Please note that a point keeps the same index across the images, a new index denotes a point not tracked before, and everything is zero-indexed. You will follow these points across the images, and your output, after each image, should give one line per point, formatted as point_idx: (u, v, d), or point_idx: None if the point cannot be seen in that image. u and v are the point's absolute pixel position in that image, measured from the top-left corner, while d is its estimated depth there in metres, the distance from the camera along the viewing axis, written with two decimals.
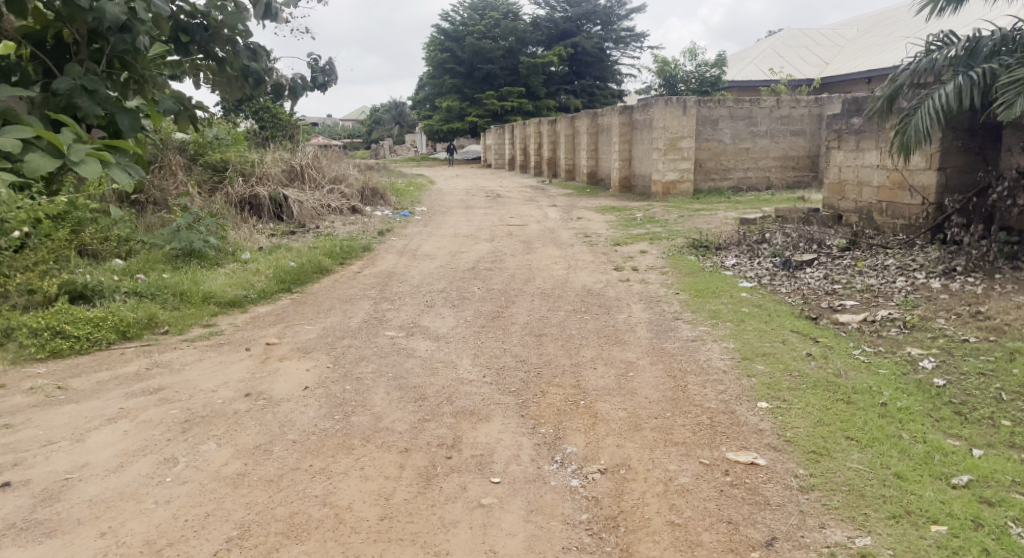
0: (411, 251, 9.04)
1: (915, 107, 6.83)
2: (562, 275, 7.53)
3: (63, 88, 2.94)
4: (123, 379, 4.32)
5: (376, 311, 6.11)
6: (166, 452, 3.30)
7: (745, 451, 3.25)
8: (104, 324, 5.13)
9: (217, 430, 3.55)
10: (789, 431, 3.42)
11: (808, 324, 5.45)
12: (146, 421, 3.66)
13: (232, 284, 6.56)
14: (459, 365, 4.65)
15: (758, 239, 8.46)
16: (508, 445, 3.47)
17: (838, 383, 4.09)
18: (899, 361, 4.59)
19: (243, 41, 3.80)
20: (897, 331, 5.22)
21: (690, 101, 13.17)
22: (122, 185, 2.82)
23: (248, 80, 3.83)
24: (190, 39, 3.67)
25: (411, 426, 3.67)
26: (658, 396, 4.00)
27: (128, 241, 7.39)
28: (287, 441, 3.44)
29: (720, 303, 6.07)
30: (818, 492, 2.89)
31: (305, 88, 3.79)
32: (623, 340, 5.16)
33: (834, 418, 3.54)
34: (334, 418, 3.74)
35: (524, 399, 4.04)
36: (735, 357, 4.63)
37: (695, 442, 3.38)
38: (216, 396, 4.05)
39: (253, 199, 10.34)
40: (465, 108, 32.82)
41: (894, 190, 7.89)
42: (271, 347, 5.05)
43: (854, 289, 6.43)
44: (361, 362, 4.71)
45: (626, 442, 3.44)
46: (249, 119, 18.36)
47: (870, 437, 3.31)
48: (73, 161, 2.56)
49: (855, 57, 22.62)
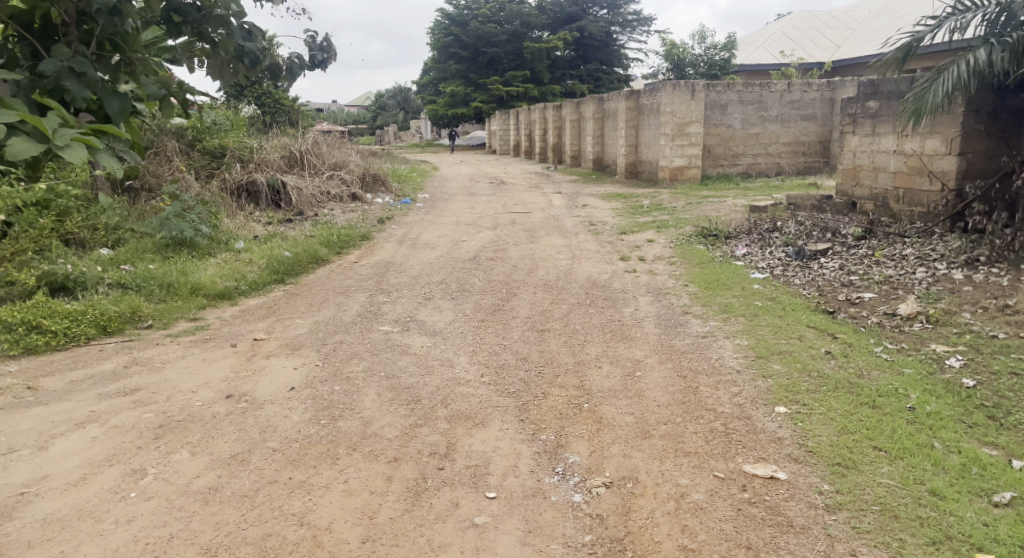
0: (411, 240, 8.76)
1: (937, 74, 6.56)
2: (567, 265, 7.24)
3: (51, 69, 4.14)
4: (98, 379, 4.07)
5: (371, 304, 5.84)
6: (134, 462, 3.05)
7: (763, 463, 2.98)
8: (83, 318, 4.88)
9: (192, 437, 3.30)
10: (811, 440, 3.14)
11: (825, 318, 5.16)
12: (118, 425, 3.41)
13: (222, 275, 6.29)
14: (456, 364, 4.38)
15: (770, 228, 8.15)
16: (505, 454, 3.20)
17: (861, 385, 3.80)
18: (925, 360, 4.30)
19: (237, 22, 4.55)
20: (920, 326, 4.92)
21: (699, 85, 12.77)
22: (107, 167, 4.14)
23: (244, 60, 4.66)
24: (182, 19, 4.49)
25: (402, 432, 3.41)
26: (667, 399, 3.72)
27: (116, 230, 7.08)
28: (267, 450, 3.18)
29: (731, 296, 5.78)
30: (847, 512, 2.62)
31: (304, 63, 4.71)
32: (629, 335, 4.88)
33: (859, 426, 3.26)
34: (320, 423, 3.48)
35: (523, 401, 3.78)
36: (750, 356, 4.34)
37: (709, 452, 3.11)
38: (195, 398, 3.79)
39: (250, 185, 10.06)
40: (470, 94, 32.22)
41: (912, 176, 7.56)
42: (259, 343, 4.79)
43: (871, 280, 6.12)
44: (352, 360, 4.44)
45: (633, 451, 3.18)
46: (250, 104, 18.08)
47: (901, 447, 3.04)
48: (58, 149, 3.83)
49: (865, 42, 22.12)
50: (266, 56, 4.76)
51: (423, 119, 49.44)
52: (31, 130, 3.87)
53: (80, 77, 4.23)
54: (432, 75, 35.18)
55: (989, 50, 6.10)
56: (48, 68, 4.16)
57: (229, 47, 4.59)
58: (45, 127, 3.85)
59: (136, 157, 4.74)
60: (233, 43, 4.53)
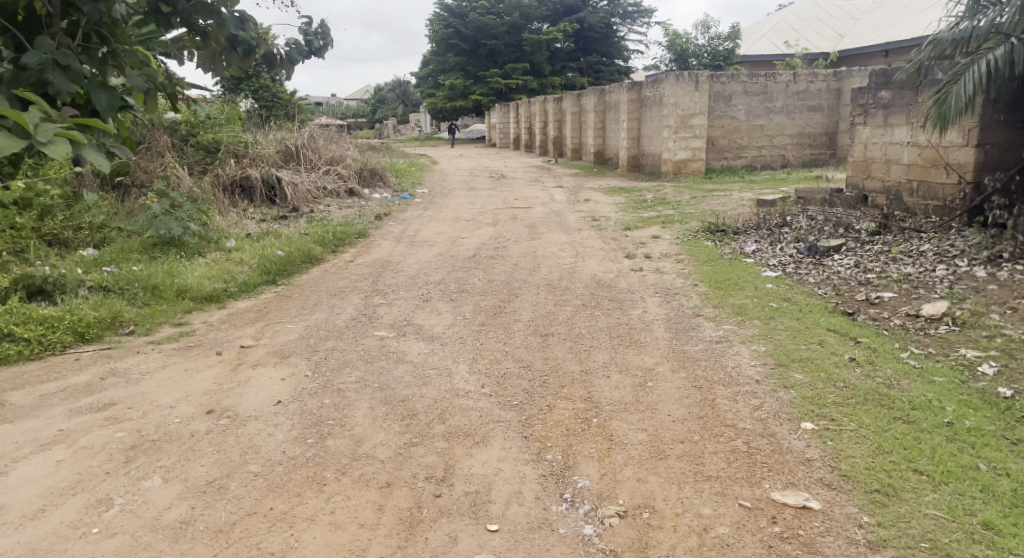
0: (408, 237, 8.48)
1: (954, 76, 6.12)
2: (571, 264, 6.97)
3: (34, 62, 2.88)
4: (71, 392, 3.79)
5: (366, 306, 5.57)
6: (100, 490, 2.77)
7: (793, 490, 2.72)
8: (59, 324, 4.59)
9: (166, 460, 3.02)
10: (843, 463, 2.87)
11: (844, 320, 4.88)
12: (86, 447, 3.13)
13: (210, 276, 6.01)
14: (455, 373, 4.09)
15: (780, 223, 7.86)
16: (507, 478, 2.93)
17: (890, 396, 3.51)
18: (955, 366, 4.02)
19: (228, 9, 3.55)
20: (946, 328, 4.65)
21: (703, 76, 12.44)
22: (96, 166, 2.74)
23: (237, 50, 3.74)
24: (172, 9, 3.43)
25: (395, 452, 3.13)
26: (683, 414, 3.44)
27: (103, 230, 6.81)
28: (247, 475, 2.91)
29: (743, 296, 5.49)
30: (892, 551, 2.38)
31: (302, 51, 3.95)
32: (638, 341, 4.60)
33: (894, 444, 2.99)
34: (307, 443, 3.20)
35: (527, 416, 3.49)
36: (768, 363, 4.05)
37: (731, 477, 2.84)
38: (173, 414, 3.51)
39: (244, 181, 9.77)
40: (469, 87, 31.79)
41: (927, 168, 7.26)
42: (246, 351, 4.51)
43: (889, 278, 5.84)
44: (345, 369, 4.16)
45: (648, 475, 2.90)
46: (247, 97, 17.72)
47: (945, 471, 2.77)
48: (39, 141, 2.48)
49: (870, 31, 21.80)
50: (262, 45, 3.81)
51: (422, 113, 49.02)
52: (9, 124, 2.49)
53: (66, 70, 2.97)
54: (431, 67, 34.73)
55: (1010, 48, 5.83)
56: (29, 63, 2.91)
57: (220, 38, 3.64)
58: (26, 119, 2.46)
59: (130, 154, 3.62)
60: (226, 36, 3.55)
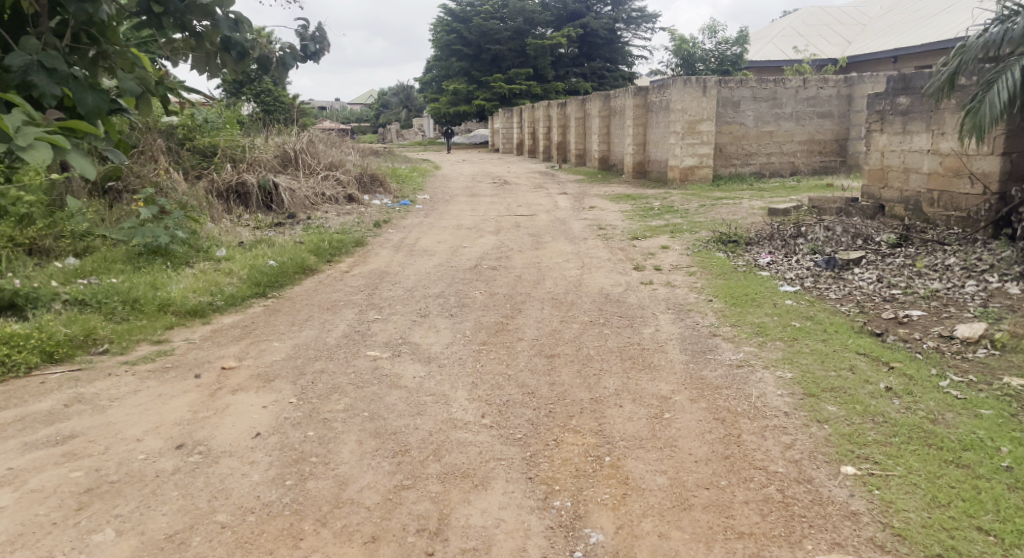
0: (407, 246, 8.13)
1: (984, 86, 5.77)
2: (576, 276, 6.62)
3: (18, 64, 2.99)
4: (29, 422, 3.44)
5: (359, 322, 5.20)
6: (43, 547, 2.46)
7: (841, 552, 2.39)
8: (25, 344, 4.24)
9: (124, 507, 2.67)
10: (896, 519, 2.53)
11: (874, 342, 4.50)
12: (36, 491, 2.79)
13: (196, 288, 5.65)
14: (452, 401, 3.73)
15: (796, 232, 7.48)
16: (510, 531, 2.58)
17: (936, 433, 3.14)
18: (1001, 397, 3.63)
19: (223, 10, 3.58)
20: (985, 352, 4.27)
21: (711, 81, 12.02)
22: (84, 168, 2.81)
23: (230, 51, 3.80)
24: (164, 10, 3.45)
25: (383, 498, 2.78)
26: (705, 453, 3.07)
27: (86, 237, 6.47)
28: (213, 526, 2.57)
29: (763, 314, 5.12)
30: None
31: (297, 56, 3.97)
32: (652, 364, 4.24)
33: (952, 495, 2.63)
34: (284, 485, 2.85)
35: (532, 453, 3.13)
36: (797, 394, 3.67)
37: (768, 535, 2.49)
38: (139, 449, 3.15)
39: (240, 186, 9.44)
40: (472, 92, 31.45)
41: (949, 177, 6.90)
42: (227, 374, 4.15)
43: (916, 294, 5.47)
44: (332, 396, 3.80)
45: (670, 530, 2.55)
46: (246, 100, 17.39)
47: (1015, 530, 2.43)
48: (19, 146, 2.54)
49: (879, 37, 21.51)
50: (255, 46, 3.87)
51: (425, 117, 48.82)
52: None
53: (52, 72, 3.06)
54: (434, 73, 34.44)
55: None
56: (13, 63, 3.02)
57: (214, 38, 3.69)
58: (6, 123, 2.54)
59: (123, 158, 3.62)
60: (219, 35, 3.60)
